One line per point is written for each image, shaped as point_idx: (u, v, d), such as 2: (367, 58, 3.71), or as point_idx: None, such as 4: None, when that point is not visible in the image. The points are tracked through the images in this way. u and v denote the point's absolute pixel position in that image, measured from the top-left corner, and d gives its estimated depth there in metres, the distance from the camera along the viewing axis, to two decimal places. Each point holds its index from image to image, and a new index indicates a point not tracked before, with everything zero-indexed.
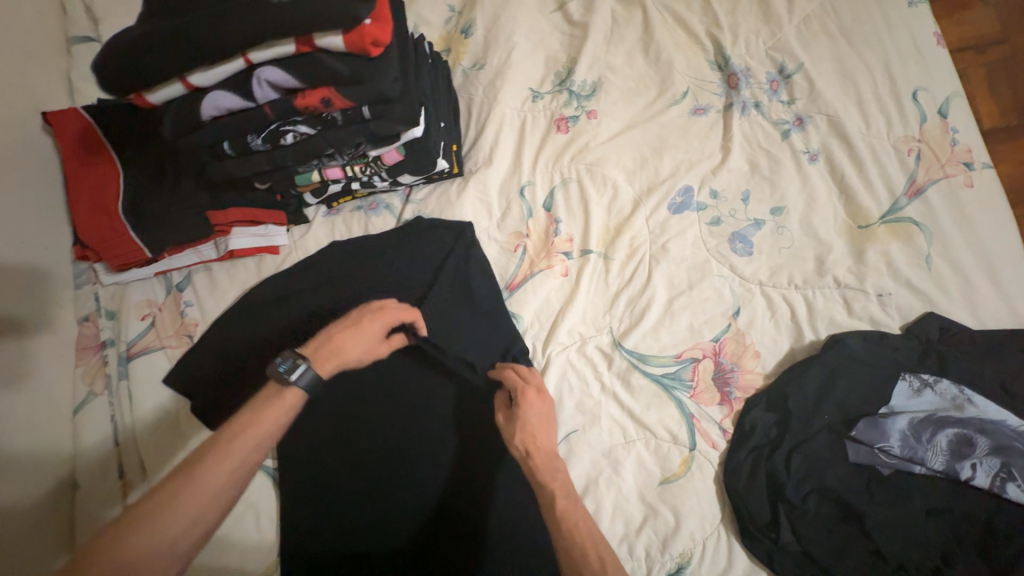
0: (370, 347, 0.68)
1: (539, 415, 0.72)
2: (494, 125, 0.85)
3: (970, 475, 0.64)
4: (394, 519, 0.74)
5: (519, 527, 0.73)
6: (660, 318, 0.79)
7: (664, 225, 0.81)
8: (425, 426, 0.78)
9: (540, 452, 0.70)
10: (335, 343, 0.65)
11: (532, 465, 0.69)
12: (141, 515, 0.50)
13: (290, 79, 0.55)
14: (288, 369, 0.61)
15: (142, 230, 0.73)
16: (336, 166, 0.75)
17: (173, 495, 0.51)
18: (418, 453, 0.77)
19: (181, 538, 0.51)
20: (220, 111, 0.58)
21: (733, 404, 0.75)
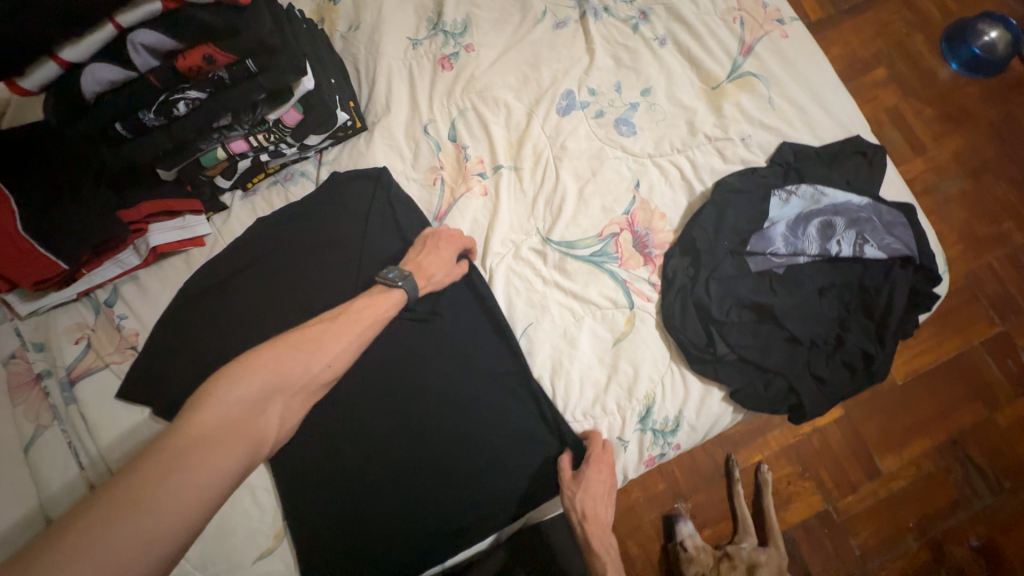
0: (448, 269, 0.80)
1: (602, 486, 0.77)
2: (384, 76, 0.91)
3: (839, 249, 0.79)
4: (392, 460, 0.78)
5: (512, 428, 0.80)
6: (577, 207, 0.88)
7: (558, 127, 0.90)
8: (404, 383, 0.80)
9: (595, 523, 0.76)
10: (426, 265, 0.78)
11: (586, 535, 0.76)
12: (290, 344, 0.62)
13: (166, 39, 0.60)
14: (397, 275, 0.76)
15: (54, 246, 0.70)
16: (238, 137, 0.78)
17: (318, 334, 0.64)
18: (437, 433, 0.79)
19: (304, 378, 0.61)
20: (103, 87, 0.62)
21: (655, 261, 0.86)
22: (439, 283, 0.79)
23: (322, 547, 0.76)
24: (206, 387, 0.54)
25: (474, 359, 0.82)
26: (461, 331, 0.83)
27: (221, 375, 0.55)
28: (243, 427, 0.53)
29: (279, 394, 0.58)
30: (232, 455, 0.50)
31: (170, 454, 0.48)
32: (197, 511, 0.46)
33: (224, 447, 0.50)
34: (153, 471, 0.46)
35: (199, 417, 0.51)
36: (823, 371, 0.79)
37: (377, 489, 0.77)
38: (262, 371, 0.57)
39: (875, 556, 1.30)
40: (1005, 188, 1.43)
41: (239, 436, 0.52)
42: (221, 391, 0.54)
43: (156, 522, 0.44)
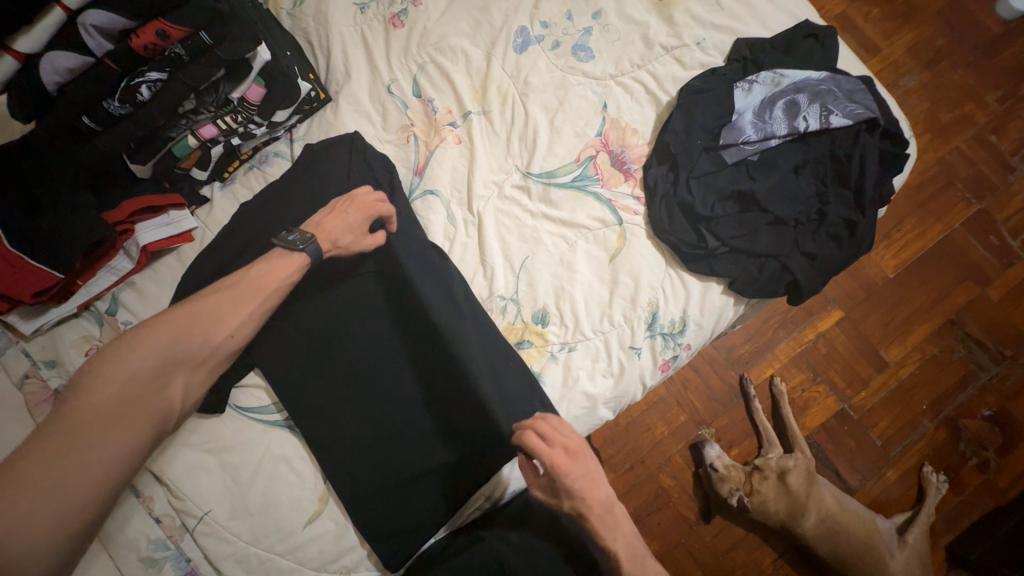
0: (355, 234, 0.78)
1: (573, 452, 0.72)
2: (339, 45, 0.91)
3: (806, 125, 0.82)
4: (403, 411, 0.81)
5: (487, 365, 0.80)
6: (551, 137, 0.90)
7: (518, 65, 0.91)
8: (397, 334, 0.83)
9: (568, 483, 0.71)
10: (328, 225, 0.77)
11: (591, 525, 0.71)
12: (182, 314, 0.65)
13: (116, 18, 0.63)
14: (296, 239, 0.75)
15: (45, 255, 0.71)
16: (206, 122, 0.80)
17: (215, 304, 0.68)
18: (418, 381, 0.82)
19: (199, 347, 0.65)
20: (63, 76, 0.65)
21: (635, 176, 0.88)
22: (347, 248, 0.78)
23: (370, 501, 0.78)
24: (101, 360, 0.60)
25: (438, 301, 0.81)
26: (424, 282, 0.82)
27: (110, 354, 0.60)
28: (132, 411, 0.59)
29: (177, 370, 0.63)
30: (131, 431, 0.58)
31: (66, 432, 0.55)
32: (99, 482, 0.55)
33: (122, 422, 0.58)
34: (58, 444, 0.54)
35: (93, 395, 0.57)
36: (811, 247, 0.83)
37: (405, 438, 0.80)
38: (158, 344, 0.62)
39: (896, 443, 1.34)
40: (961, 72, 1.46)
41: (135, 414, 0.59)
42: (112, 371, 0.59)
43: (61, 494, 0.53)
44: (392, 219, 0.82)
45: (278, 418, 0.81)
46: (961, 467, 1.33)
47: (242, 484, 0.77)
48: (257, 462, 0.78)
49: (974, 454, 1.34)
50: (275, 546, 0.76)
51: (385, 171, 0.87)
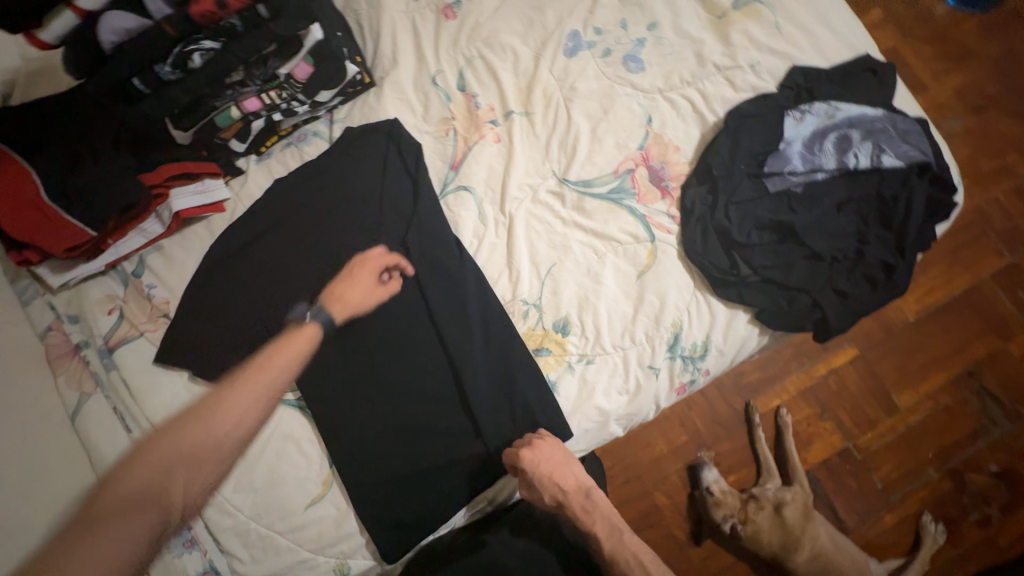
0: (370, 293, 0.80)
1: (555, 453, 0.76)
2: (388, 30, 0.90)
3: (856, 161, 0.80)
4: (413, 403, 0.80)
5: (504, 363, 0.81)
6: (591, 146, 0.89)
7: (567, 69, 0.90)
8: (417, 323, 0.83)
9: (553, 482, 0.75)
10: (342, 292, 0.79)
11: (568, 510, 0.78)
12: (183, 417, 0.65)
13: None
14: (312, 309, 0.77)
15: (80, 210, 0.72)
16: (251, 95, 0.79)
17: (213, 401, 0.66)
18: (432, 372, 0.81)
19: (202, 440, 0.63)
20: (119, 37, 0.69)
21: (673, 194, 0.87)
22: (365, 308, 0.80)
23: (373, 489, 0.78)
24: (110, 475, 0.60)
25: (462, 294, 0.82)
26: (451, 278, 0.83)
27: (115, 470, 0.60)
28: (137, 508, 0.57)
29: (181, 467, 0.61)
30: (140, 525, 0.56)
31: (73, 538, 0.54)
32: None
33: (126, 518, 0.56)
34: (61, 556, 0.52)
35: (99, 501, 0.58)
36: (844, 285, 0.81)
37: (413, 432, 0.80)
38: (161, 450, 0.61)
39: (897, 488, 1.32)
40: (1010, 121, 1.42)
41: (139, 515, 0.56)
42: (117, 482, 0.59)
43: None
44: (399, 265, 0.83)
45: (290, 398, 0.81)
46: (961, 521, 1.31)
47: (249, 459, 0.77)
48: (266, 439, 0.78)
49: (975, 509, 1.31)
50: (274, 523, 0.76)
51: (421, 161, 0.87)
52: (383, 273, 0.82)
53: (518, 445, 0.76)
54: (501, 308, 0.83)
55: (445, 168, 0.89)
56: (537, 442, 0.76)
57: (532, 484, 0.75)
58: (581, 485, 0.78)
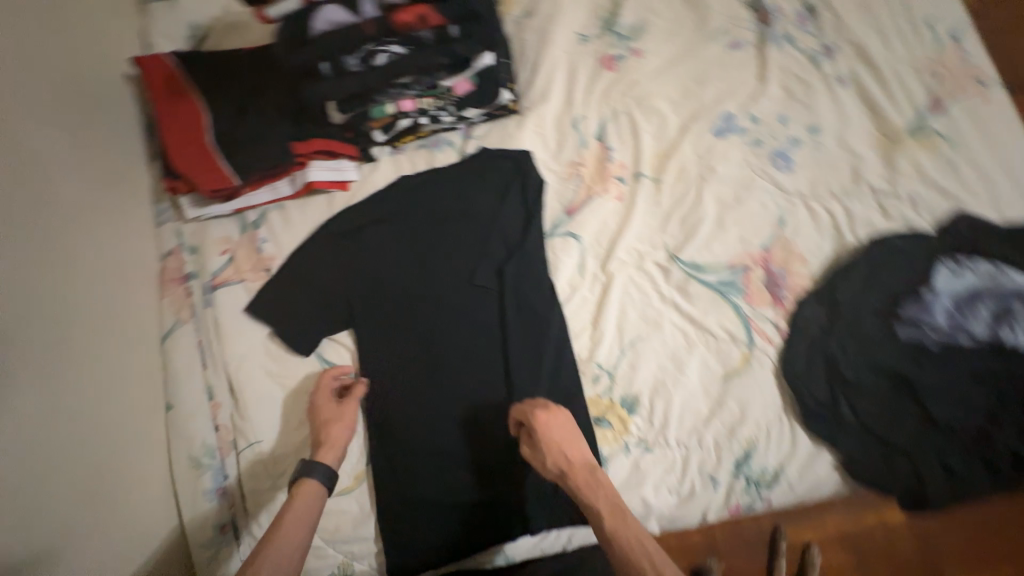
0: (347, 420, 0.76)
1: (563, 426, 0.70)
2: (547, 65, 0.92)
3: (1010, 336, 0.73)
4: (461, 431, 0.78)
5: None
6: (713, 232, 0.86)
7: (710, 148, 0.88)
8: (488, 352, 0.81)
9: (558, 452, 0.68)
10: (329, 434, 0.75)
11: (571, 484, 0.66)
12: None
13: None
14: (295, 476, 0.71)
15: (231, 158, 0.79)
16: (409, 97, 0.83)
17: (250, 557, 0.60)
18: (488, 407, 0.79)
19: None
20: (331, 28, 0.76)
21: (785, 304, 0.82)
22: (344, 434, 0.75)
23: (393, 505, 0.76)
24: None
25: (541, 338, 0.81)
26: (534, 319, 0.82)
27: None
28: None
29: None
30: None
31: None
32: None
33: None
34: None
35: None
36: (955, 463, 0.72)
37: (452, 461, 0.77)
38: None
39: None
40: None
41: None
42: None
43: None
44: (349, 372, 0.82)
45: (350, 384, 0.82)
46: None
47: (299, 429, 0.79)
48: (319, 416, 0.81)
49: None
50: None
51: (538, 195, 0.86)
52: (339, 389, 0.80)
53: (519, 412, 0.73)
54: (574, 364, 0.80)
55: (562, 210, 0.89)
56: (540, 407, 0.72)
57: (536, 447, 0.70)
58: (591, 473, 0.66)
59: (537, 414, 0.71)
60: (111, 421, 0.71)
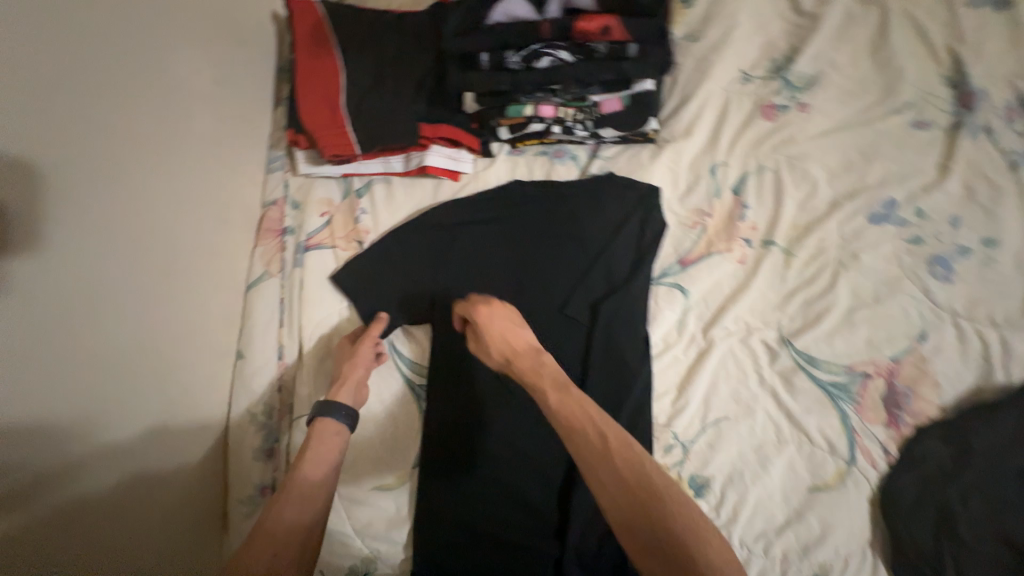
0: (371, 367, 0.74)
1: (503, 321, 0.68)
2: (699, 99, 0.85)
3: None
4: (515, 461, 0.74)
5: None
6: (838, 326, 0.77)
7: (859, 232, 0.79)
8: None
9: (518, 356, 0.64)
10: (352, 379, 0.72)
11: (515, 371, 0.63)
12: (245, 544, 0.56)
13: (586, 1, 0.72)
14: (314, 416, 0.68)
15: (358, 126, 0.78)
16: (552, 103, 0.77)
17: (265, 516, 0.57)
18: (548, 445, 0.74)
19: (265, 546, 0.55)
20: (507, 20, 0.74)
21: (901, 428, 0.72)
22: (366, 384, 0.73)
23: (431, 515, 0.73)
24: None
25: (623, 390, 0.75)
26: (618, 367, 0.76)
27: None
28: None
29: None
30: None
31: None
32: None
33: None
34: None
35: None
36: None
37: (499, 489, 0.73)
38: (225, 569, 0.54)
39: None
40: None
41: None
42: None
43: None
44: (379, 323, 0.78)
45: (415, 381, 0.80)
46: None
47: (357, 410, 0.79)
48: (378, 404, 0.79)
49: None
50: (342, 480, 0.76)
51: (655, 237, 0.80)
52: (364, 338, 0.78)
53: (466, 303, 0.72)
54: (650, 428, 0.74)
55: (677, 259, 0.82)
56: (482, 301, 0.71)
57: (484, 346, 0.68)
58: (559, 377, 0.59)
59: (487, 298, 0.72)
60: (166, 407, 0.70)
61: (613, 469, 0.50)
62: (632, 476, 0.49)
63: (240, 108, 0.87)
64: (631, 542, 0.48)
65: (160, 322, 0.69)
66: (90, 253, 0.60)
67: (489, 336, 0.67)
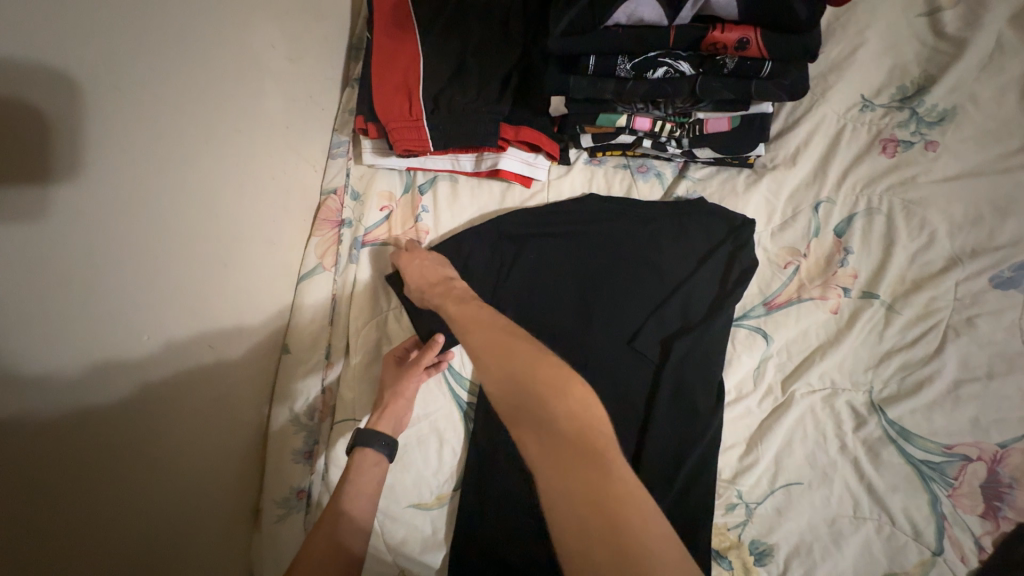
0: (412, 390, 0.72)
1: (426, 258, 0.72)
2: (808, 125, 0.78)
3: None
4: None
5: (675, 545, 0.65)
6: (940, 398, 0.68)
7: (980, 296, 0.69)
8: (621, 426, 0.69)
9: (429, 283, 0.68)
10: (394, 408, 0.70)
11: (427, 295, 0.67)
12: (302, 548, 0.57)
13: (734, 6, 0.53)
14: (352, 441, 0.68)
15: (435, 121, 0.73)
16: (650, 115, 0.70)
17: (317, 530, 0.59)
18: None
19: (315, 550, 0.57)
20: (628, 22, 0.56)
21: (1000, 523, 0.63)
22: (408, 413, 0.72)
23: (468, 542, 0.70)
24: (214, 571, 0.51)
25: (689, 440, 0.67)
26: (685, 413, 0.69)
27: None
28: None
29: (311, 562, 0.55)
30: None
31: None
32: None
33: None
34: None
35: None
36: None
37: (540, 527, 0.68)
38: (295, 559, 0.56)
39: None
40: None
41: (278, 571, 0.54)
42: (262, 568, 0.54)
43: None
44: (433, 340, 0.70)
45: (462, 396, 0.76)
46: None
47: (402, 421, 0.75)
48: (422, 416, 0.76)
49: None
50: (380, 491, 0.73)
51: (740, 273, 0.72)
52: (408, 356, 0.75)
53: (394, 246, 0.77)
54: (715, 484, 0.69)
55: (762, 301, 0.75)
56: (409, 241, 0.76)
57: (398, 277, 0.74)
58: (469, 297, 0.63)
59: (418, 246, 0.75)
60: (216, 393, 0.68)
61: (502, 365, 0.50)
62: (535, 385, 0.48)
63: (312, 88, 0.83)
64: (519, 438, 0.48)
65: (208, 312, 0.66)
66: (133, 269, 0.55)
67: (410, 265, 0.71)
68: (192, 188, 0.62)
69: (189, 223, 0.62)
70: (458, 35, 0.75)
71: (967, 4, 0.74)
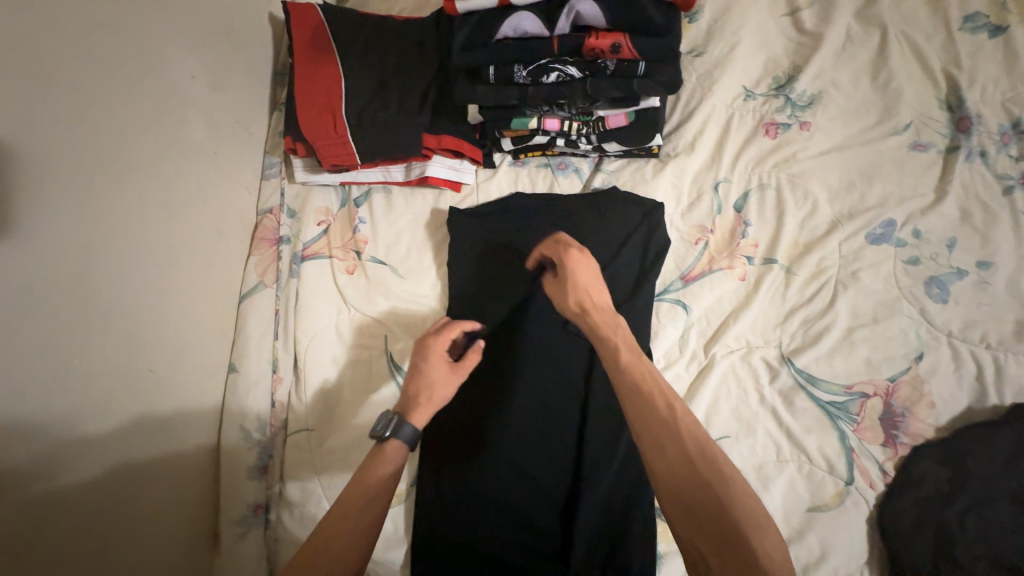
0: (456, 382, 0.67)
1: (588, 271, 0.67)
2: (701, 115, 0.86)
3: None
4: (510, 480, 0.72)
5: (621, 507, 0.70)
6: (837, 345, 0.77)
7: (859, 252, 0.79)
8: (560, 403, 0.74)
9: (596, 306, 0.64)
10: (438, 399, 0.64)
11: (592, 322, 0.62)
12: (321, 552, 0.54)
13: (601, 17, 0.63)
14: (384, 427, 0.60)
15: (359, 136, 0.78)
16: (558, 116, 0.78)
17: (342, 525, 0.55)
18: (549, 465, 0.72)
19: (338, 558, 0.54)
20: (515, 34, 0.66)
21: (898, 448, 0.72)
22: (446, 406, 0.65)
23: (429, 535, 0.72)
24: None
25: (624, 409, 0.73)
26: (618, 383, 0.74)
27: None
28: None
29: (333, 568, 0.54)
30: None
31: None
32: None
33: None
34: None
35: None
36: None
37: (499, 509, 0.71)
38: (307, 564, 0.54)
39: None
40: None
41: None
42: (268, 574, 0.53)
43: None
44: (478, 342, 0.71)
45: None
46: None
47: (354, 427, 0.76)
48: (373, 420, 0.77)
49: None
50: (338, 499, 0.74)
51: (657, 253, 0.80)
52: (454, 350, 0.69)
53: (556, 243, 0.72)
54: None
55: (681, 275, 0.82)
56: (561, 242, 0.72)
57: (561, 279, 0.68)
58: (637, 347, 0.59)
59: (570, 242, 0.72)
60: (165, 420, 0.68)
61: (691, 473, 0.49)
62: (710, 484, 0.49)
63: (239, 113, 0.86)
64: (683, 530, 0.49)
65: (150, 337, 0.67)
66: (68, 302, 0.57)
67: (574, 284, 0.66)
68: (123, 218, 0.63)
69: (124, 253, 0.63)
70: (376, 55, 0.80)
71: (819, 6, 0.88)
